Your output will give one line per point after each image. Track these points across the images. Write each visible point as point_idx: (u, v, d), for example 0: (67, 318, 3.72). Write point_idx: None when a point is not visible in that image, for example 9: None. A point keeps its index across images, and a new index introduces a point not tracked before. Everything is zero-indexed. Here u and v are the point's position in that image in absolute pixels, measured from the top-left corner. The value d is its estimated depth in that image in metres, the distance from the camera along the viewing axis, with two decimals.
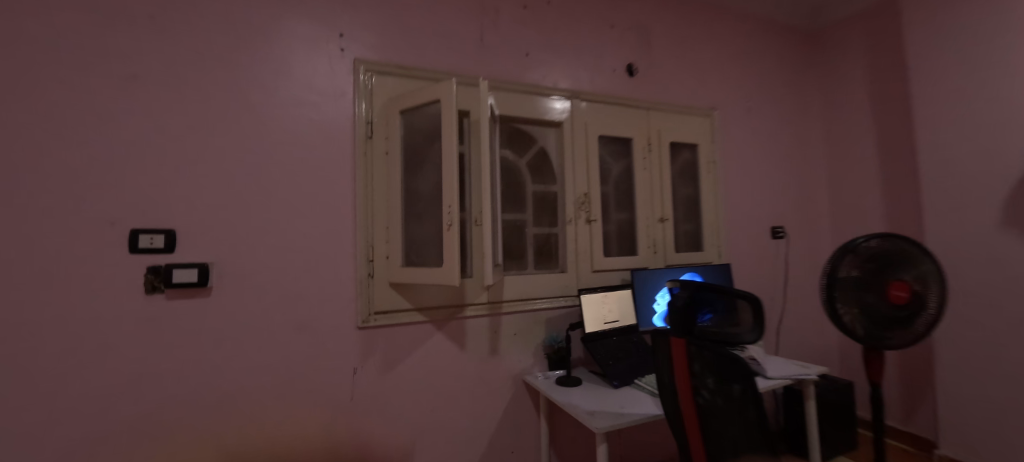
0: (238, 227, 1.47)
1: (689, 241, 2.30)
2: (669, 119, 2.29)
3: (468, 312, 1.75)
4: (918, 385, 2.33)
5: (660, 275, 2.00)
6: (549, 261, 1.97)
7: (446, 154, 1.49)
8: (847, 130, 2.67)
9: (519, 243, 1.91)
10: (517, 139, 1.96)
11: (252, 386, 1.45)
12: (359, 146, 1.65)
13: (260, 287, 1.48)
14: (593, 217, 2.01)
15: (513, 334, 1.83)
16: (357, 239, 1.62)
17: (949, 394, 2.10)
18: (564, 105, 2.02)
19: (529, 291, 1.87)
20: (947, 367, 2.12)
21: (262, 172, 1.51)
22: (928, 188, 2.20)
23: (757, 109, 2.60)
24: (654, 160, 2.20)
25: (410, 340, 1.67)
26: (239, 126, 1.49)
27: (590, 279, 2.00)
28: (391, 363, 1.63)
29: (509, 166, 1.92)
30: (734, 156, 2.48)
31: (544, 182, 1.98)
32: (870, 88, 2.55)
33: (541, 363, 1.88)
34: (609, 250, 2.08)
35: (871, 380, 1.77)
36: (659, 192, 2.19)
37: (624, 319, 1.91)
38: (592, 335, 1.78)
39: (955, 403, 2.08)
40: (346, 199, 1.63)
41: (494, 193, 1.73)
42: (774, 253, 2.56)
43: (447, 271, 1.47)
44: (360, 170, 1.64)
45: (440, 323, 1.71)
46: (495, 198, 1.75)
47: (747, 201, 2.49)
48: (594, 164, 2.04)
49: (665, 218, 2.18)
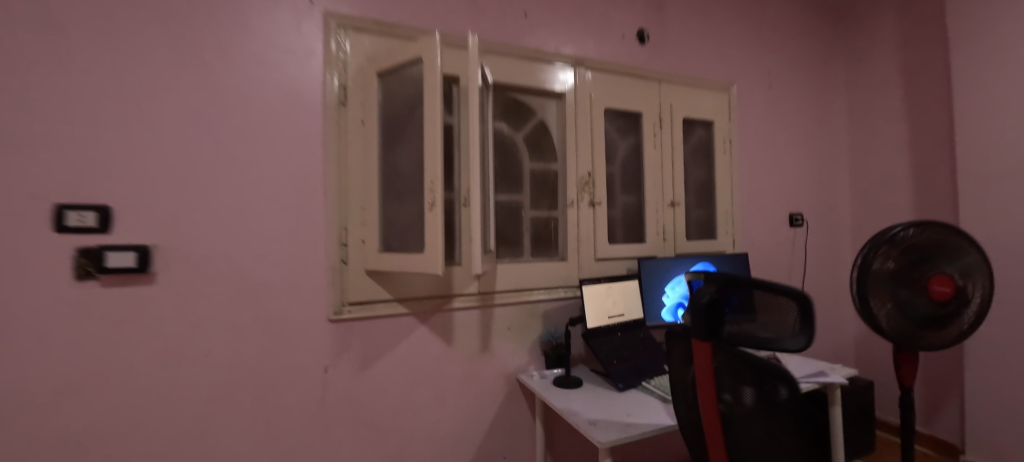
0: (188, 204, 1.27)
1: (702, 228, 2.10)
2: (683, 92, 2.06)
3: (457, 303, 1.56)
4: (943, 387, 2.16)
5: (670, 265, 1.81)
6: (548, 248, 1.78)
7: (428, 121, 1.28)
8: (876, 110, 2.45)
9: (514, 227, 1.72)
10: (513, 111, 1.75)
11: (208, 386, 1.28)
12: (331, 114, 1.44)
13: (216, 274, 1.30)
14: (597, 200, 1.80)
15: (506, 328, 1.65)
16: (329, 220, 1.43)
17: (980, 398, 1.93)
18: (566, 73, 1.80)
19: (525, 280, 1.68)
20: (978, 369, 1.94)
21: (215, 141, 1.31)
22: (966, 173, 1.99)
23: (778, 85, 2.38)
24: (666, 138, 1.98)
25: (390, 335, 1.48)
26: (188, 87, 1.28)
27: (593, 269, 1.81)
28: (368, 361, 1.45)
29: (503, 142, 1.71)
30: (752, 136, 2.27)
31: (543, 160, 1.78)
32: (903, 63, 2.32)
33: (538, 360, 1.71)
34: (614, 237, 1.89)
35: (903, 385, 1.60)
36: (670, 174, 1.98)
37: (630, 313, 1.72)
38: (593, 331, 1.60)
39: (986, 408, 1.91)
40: (316, 174, 1.42)
41: (485, 171, 1.52)
42: (792, 243, 2.36)
43: (428, 257, 1.27)
44: (332, 142, 1.44)
45: (424, 315, 1.53)
46: (487, 176, 1.54)
47: (764, 186, 2.29)
48: (599, 141, 1.83)
49: (676, 203, 1.98)
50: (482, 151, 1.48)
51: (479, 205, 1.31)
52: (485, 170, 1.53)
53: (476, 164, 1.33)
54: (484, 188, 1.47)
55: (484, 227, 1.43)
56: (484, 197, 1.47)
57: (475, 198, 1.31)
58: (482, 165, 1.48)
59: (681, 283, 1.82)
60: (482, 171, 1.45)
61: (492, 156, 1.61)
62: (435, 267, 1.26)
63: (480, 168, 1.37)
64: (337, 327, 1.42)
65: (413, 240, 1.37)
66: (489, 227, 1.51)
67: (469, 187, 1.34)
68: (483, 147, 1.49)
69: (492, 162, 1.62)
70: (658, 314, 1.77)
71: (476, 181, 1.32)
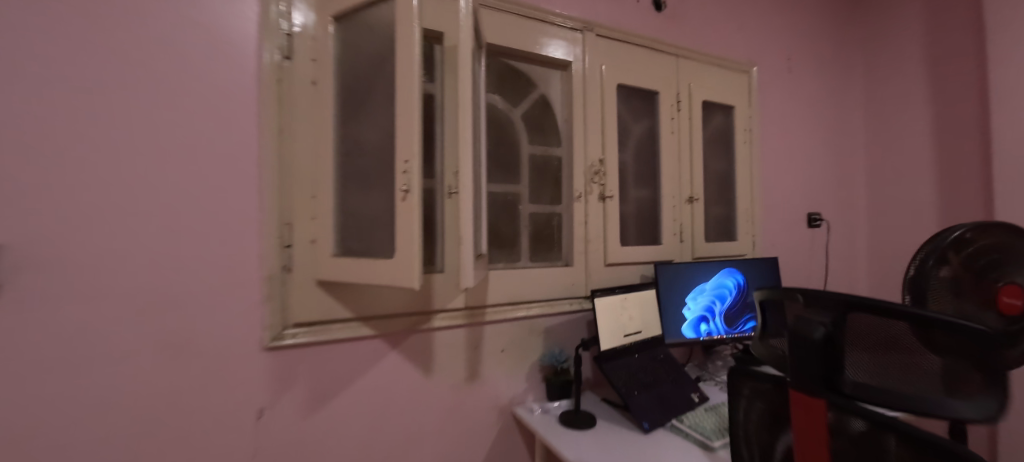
0: (50, 187, 0.88)
1: (720, 228, 1.84)
2: (703, 70, 1.78)
3: (437, 321, 1.23)
4: None
5: (691, 272, 1.54)
6: (551, 251, 1.47)
7: (401, 80, 0.94)
8: (896, 101, 2.23)
9: (510, 225, 1.40)
10: (509, 82, 1.42)
11: (83, 446, 0.90)
12: (272, 70, 1.07)
13: (102, 287, 0.92)
14: (609, 193, 1.50)
15: (499, 350, 1.33)
16: (268, 214, 1.06)
17: None
18: (574, 39, 1.48)
19: (524, 290, 1.36)
20: None
21: (92, 99, 0.92)
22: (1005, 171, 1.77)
23: (799, 70, 2.13)
24: (685, 123, 1.71)
25: (352, 364, 1.14)
26: (52, 18, 0.89)
27: (603, 276, 1.51)
28: (319, 401, 1.10)
29: (497, 119, 1.39)
30: (772, 125, 2.02)
31: (545, 143, 1.47)
32: (928, 47, 2.09)
33: (538, 388, 1.39)
34: (626, 238, 1.60)
35: None
36: (689, 165, 1.70)
37: (648, 330, 1.44)
38: (608, 353, 1.30)
39: None
40: (252, 151, 1.06)
41: (476, 151, 1.18)
42: (812, 245, 2.14)
43: (400, 265, 0.93)
44: (272, 108, 1.07)
45: (395, 337, 1.19)
46: (479, 159, 1.21)
47: (783, 183, 2.04)
48: (610, 123, 1.53)
49: (695, 198, 1.70)
50: (473, 126, 1.14)
51: (469, 196, 0.98)
52: (477, 152, 1.20)
53: (467, 141, 1.00)
54: (474, 174, 1.13)
55: (475, 225, 1.10)
56: (476, 186, 1.13)
57: (465, 186, 0.98)
58: (473, 144, 1.14)
59: (704, 293, 1.54)
60: (473, 152, 1.11)
61: (485, 134, 1.27)
62: (408, 279, 0.92)
63: (471, 146, 1.03)
64: (276, 357, 1.06)
65: (379, 240, 1.02)
66: (481, 224, 1.18)
67: (456, 170, 1.01)
68: (475, 121, 1.15)
69: (485, 142, 1.28)
70: (678, 329, 1.50)
71: (466, 164, 0.99)
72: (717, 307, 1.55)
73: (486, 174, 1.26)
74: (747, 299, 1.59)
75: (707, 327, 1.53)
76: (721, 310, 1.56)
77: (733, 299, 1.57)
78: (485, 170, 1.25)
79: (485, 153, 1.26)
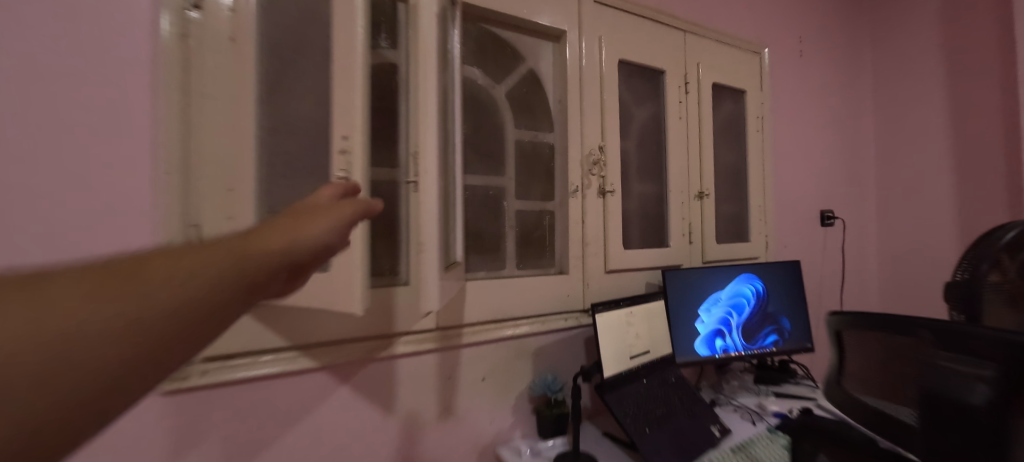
0: None
1: (731, 228, 1.64)
2: (713, 49, 1.57)
3: (402, 348, 0.98)
4: None
5: (704, 279, 1.32)
6: (542, 256, 1.24)
7: (339, 28, 0.68)
8: (907, 86, 2.01)
9: (493, 226, 1.16)
10: (491, 53, 1.18)
11: None
12: (174, 25, 0.82)
13: None
14: (610, 188, 1.28)
15: (479, 378, 1.09)
16: (168, 214, 0.79)
17: None
18: (568, 4, 1.25)
19: (510, 304, 1.12)
20: None
21: None
22: None
23: (811, 53, 1.94)
24: (693, 108, 1.49)
25: (288, 407, 0.88)
26: None
27: (603, 285, 1.28)
28: (243, 457, 0.84)
29: (477, 97, 1.14)
30: (784, 114, 1.82)
31: (534, 128, 1.23)
32: (944, 26, 1.87)
33: (528, 420, 1.16)
34: (629, 239, 1.37)
35: None
36: (697, 156, 1.49)
37: (657, 349, 1.22)
38: (612, 381, 1.07)
39: None
40: (147, 130, 0.79)
41: (448, 134, 0.93)
42: (827, 245, 1.95)
43: (339, 283, 0.67)
44: (173, 73, 0.81)
45: (347, 369, 0.94)
46: (452, 144, 0.95)
47: (795, 177, 1.85)
48: (610, 106, 1.30)
49: (706, 193, 1.49)
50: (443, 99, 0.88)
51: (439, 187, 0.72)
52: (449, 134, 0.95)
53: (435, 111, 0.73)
54: (444, 162, 0.88)
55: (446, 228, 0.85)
56: (449, 178, 0.89)
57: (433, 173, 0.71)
58: (443, 123, 0.89)
59: (719, 304, 1.33)
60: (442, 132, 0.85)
61: (461, 113, 1.02)
62: (348, 304, 0.66)
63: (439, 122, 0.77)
64: (179, 406, 0.79)
65: None
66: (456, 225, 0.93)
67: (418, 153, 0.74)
68: (445, 94, 0.90)
69: (461, 124, 1.03)
70: (690, 346, 1.28)
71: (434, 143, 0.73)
72: (734, 319, 1.34)
73: (461, 162, 1.00)
74: (768, 309, 1.37)
75: (723, 342, 1.32)
76: (739, 323, 1.34)
77: (752, 309, 1.36)
78: (460, 157, 1.00)
79: (461, 137, 1.01)
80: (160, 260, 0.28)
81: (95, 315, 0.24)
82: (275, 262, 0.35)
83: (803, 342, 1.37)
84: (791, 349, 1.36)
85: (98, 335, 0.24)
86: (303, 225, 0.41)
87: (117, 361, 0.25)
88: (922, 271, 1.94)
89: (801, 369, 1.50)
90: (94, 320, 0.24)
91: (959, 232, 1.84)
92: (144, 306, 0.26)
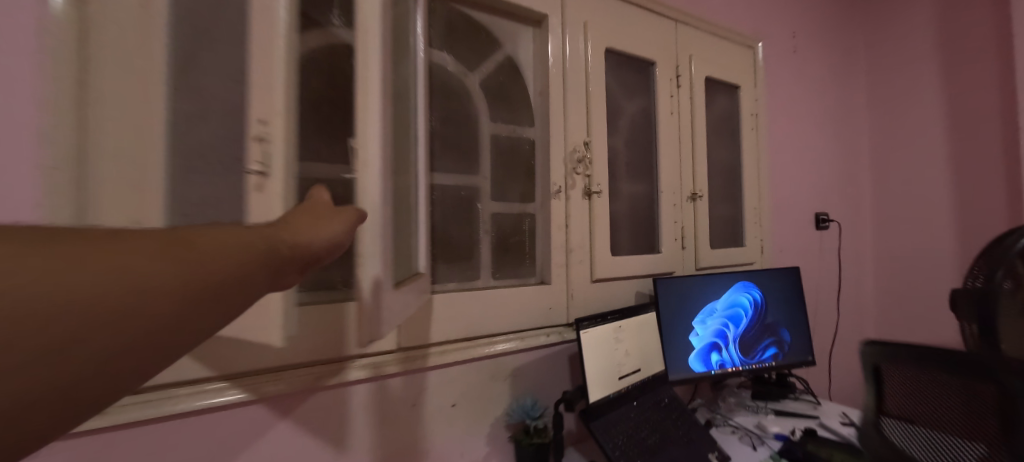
0: None
1: (726, 231, 1.54)
2: (705, 41, 1.47)
3: (357, 374, 0.85)
4: None
5: (698, 287, 1.22)
6: (521, 265, 1.11)
7: None
8: (902, 85, 1.93)
9: (466, 231, 1.03)
10: (464, 36, 1.05)
11: None
12: None
13: None
14: (597, 189, 1.16)
15: (449, 404, 0.97)
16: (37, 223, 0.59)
17: None
18: None
19: (483, 320, 0.99)
20: None
21: None
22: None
23: (805, 49, 1.86)
24: (685, 103, 1.39)
25: (212, 450, 0.73)
26: None
27: (588, 296, 1.16)
28: None
29: (448, 85, 1.01)
30: (778, 112, 1.74)
31: (513, 121, 1.11)
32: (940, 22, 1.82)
33: (505, 449, 1.03)
34: (617, 245, 1.26)
35: None
36: (690, 154, 1.39)
37: (648, 367, 1.11)
38: (598, 406, 0.95)
39: None
40: None
41: (407, 125, 0.80)
42: (822, 250, 1.87)
43: (257, 306, 0.53)
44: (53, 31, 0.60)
45: (289, 401, 0.80)
46: (412, 138, 0.82)
47: (790, 178, 1.76)
48: (596, 98, 1.19)
49: (699, 194, 1.39)
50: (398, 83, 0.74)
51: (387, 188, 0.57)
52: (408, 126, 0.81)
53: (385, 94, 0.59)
54: (400, 157, 0.74)
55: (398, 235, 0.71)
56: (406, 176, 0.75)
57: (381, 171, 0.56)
58: (399, 112, 0.75)
59: (715, 315, 1.22)
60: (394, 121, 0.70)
61: (426, 102, 0.89)
62: (268, 334, 0.53)
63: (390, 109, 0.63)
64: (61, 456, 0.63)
65: None
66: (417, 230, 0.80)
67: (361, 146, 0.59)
68: (402, 77, 0.76)
69: (425, 115, 0.89)
70: (684, 361, 1.17)
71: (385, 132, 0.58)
72: (731, 332, 1.23)
73: (425, 159, 0.87)
74: (766, 320, 1.27)
75: (719, 357, 1.21)
76: (736, 335, 1.24)
77: (750, 321, 1.25)
78: (424, 153, 0.87)
79: (425, 130, 0.88)
80: (204, 236, 0.30)
81: (150, 274, 0.25)
82: (292, 255, 0.37)
83: (803, 355, 1.27)
84: (791, 363, 1.26)
85: (159, 288, 0.25)
86: (317, 224, 0.43)
87: (153, 321, 0.25)
88: (918, 275, 1.88)
89: (799, 382, 1.41)
90: (147, 280, 0.25)
91: (957, 236, 1.77)
92: (193, 272, 0.27)
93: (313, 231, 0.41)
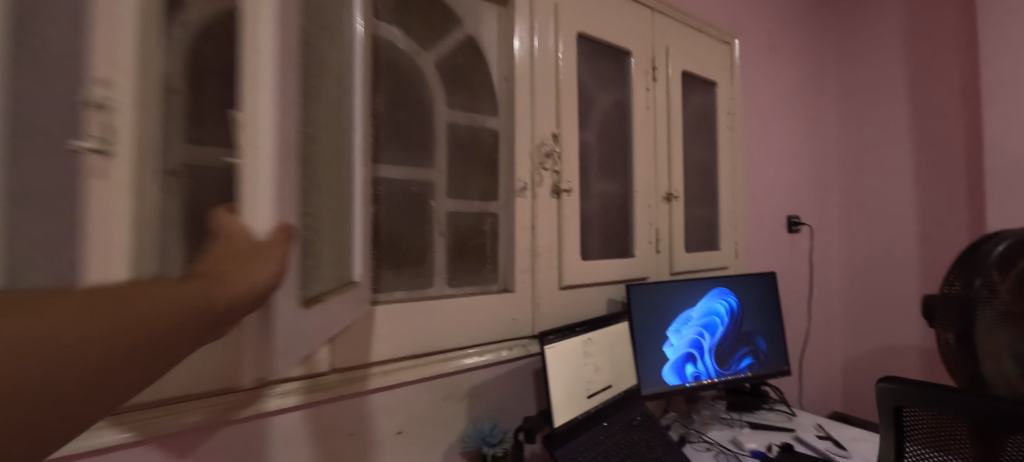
0: None
1: (701, 234, 1.47)
2: (682, 33, 1.40)
3: (293, 401, 0.72)
4: None
5: (673, 294, 1.14)
6: (481, 270, 0.99)
7: None
8: (871, 89, 1.93)
9: (418, 232, 0.90)
10: (418, 9, 0.92)
11: None
12: None
13: None
14: (567, 187, 1.06)
15: (395, 431, 0.84)
16: None
17: None
18: None
19: (436, 334, 0.87)
20: None
21: None
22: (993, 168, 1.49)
23: (780, 50, 1.84)
24: (661, 97, 1.31)
25: None
26: None
27: (556, 305, 1.06)
28: None
29: (398, 64, 0.88)
30: (753, 112, 1.70)
31: (474, 109, 0.99)
32: (908, 28, 1.82)
33: None
34: (589, 248, 1.16)
35: None
36: (666, 152, 1.32)
37: (620, 382, 1.02)
38: (564, 429, 0.84)
39: None
40: None
41: (339, 106, 0.66)
42: (794, 252, 1.85)
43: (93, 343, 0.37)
44: None
45: (186, 441, 0.64)
46: (346, 121, 0.69)
47: (764, 179, 1.73)
48: (567, 88, 1.09)
49: (674, 195, 1.32)
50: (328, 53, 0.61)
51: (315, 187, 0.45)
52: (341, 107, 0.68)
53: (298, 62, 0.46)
54: (327, 143, 0.61)
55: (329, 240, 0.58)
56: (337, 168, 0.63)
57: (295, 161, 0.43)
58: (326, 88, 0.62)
59: (690, 324, 1.15)
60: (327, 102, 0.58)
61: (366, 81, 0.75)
62: None
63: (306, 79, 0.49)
64: None
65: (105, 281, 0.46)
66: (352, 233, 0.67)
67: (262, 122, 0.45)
68: (331, 45, 0.63)
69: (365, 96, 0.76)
70: (657, 374, 1.09)
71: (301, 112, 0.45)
72: (706, 341, 1.16)
73: (364, 148, 0.74)
74: (742, 328, 1.20)
75: (694, 368, 1.14)
76: (712, 345, 1.17)
77: (726, 329, 1.19)
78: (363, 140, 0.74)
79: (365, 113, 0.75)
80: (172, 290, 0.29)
81: (60, 345, 0.21)
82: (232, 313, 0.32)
83: (779, 365, 1.22)
84: (766, 373, 1.20)
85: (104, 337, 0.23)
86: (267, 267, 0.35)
87: (63, 399, 0.21)
88: (884, 279, 1.88)
89: (774, 392, 1.35)
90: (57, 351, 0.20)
91: (921, 240, 1.79)
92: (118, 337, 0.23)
93: (256, 268, 0.34)
